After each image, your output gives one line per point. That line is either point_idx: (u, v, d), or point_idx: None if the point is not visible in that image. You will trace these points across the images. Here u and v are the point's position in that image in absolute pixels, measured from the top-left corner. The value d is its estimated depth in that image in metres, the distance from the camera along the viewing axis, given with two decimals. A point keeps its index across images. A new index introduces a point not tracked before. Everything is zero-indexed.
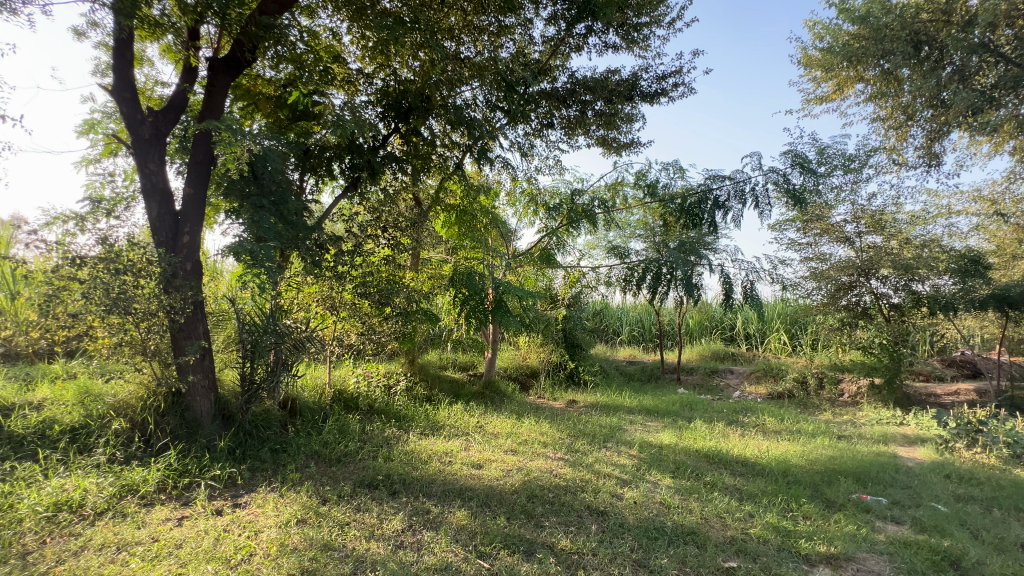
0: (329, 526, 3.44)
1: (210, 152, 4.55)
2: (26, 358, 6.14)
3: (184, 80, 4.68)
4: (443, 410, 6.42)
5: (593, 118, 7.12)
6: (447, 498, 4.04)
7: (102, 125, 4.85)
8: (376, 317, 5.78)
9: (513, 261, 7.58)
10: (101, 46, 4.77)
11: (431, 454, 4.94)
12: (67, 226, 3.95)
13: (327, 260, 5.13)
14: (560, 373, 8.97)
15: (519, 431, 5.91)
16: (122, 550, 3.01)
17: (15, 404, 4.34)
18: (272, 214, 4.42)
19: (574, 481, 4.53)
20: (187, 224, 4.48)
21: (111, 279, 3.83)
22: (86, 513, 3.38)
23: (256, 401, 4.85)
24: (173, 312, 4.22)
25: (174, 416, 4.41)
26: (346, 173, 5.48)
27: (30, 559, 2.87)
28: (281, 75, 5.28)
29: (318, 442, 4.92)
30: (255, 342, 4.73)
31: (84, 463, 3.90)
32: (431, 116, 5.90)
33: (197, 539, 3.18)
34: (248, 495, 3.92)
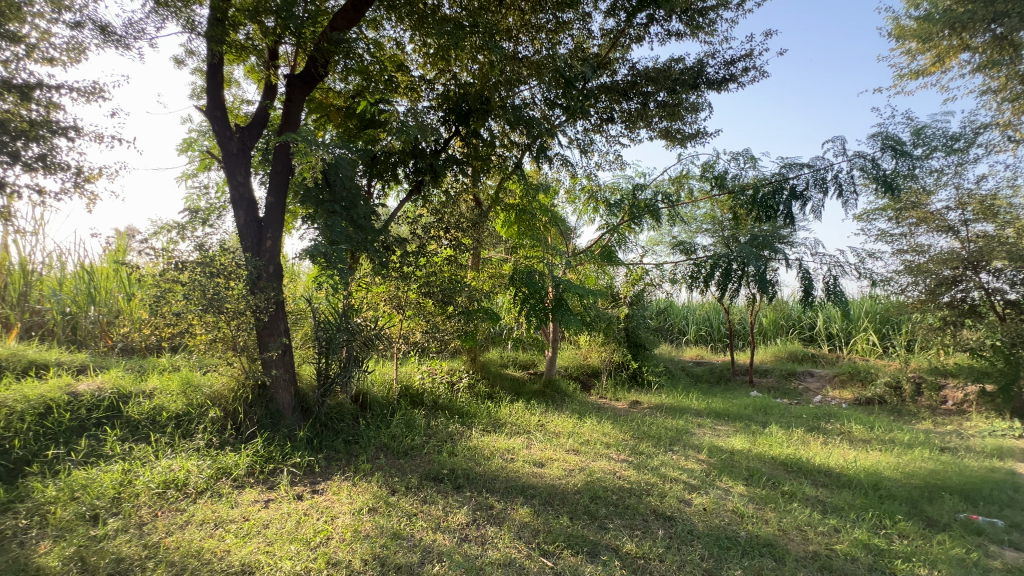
0: (398, 515, 3.59)
1: (288, 163, 4.91)
2: (140, 352, 6.94)
3: (266, 97, 5.06)
4: (504, 408, 6.49)
5: (656, 109, 6.87)
6: (509, 495, 4.08)
7: (198, 143, 5.38)
8: (439, 316, 5.93)
9: (574, 259, 7.53)
10: (197, 71, 5.30)
11: (494, 450, 5.01)
12: (171, 235, 4.42)
13: (393, 261, 5.37)
14: (623, 372, 8.77)
15: (580, 431, 5.86)
16: (219, 527, 3.33)
17: (131, 392, 4.91)
18: (343, 218, 4.70)
19: (639, 484, 4.41)
20: (269, 230, 4.85)
21: (206, 282, 4.23)
22: (189, 492, 3.77)
23: (330, 394, 5.18)
24: (258, 311, 4.59)
25: (260, 407, 4.82)
26: (410, 177, 5.70)
27: (145, 529, 3.24)
28: (350, 87, 5.59)
29: (387, 435, 5.16)
30: (330, 339, 5.07)
31: (187, 446, 4.34)
32: (491, 117, 5.96)
33: (282, 520, 3.45)
34: (325, 482, 4.18)
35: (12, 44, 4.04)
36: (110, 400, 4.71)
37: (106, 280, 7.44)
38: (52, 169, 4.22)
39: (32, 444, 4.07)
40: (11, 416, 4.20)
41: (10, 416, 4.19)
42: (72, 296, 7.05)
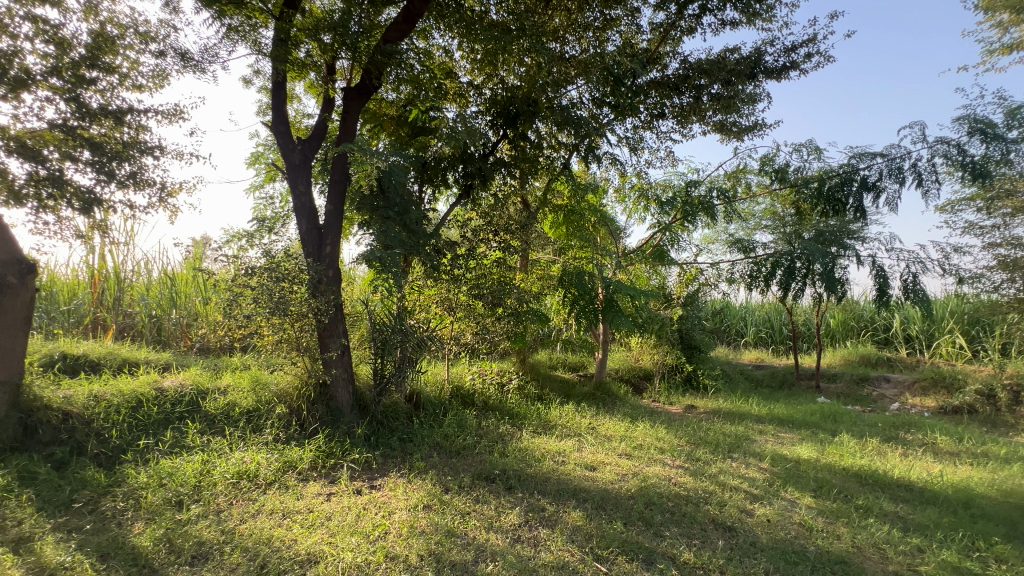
0: (452, 513, 3.67)
1: (345, 172, 5.15)
2: (215, 351, 7.50)
3: (324, 110, 5.33)
4: (554, 410, 6.46)
5: (709, 102, 6.62)
6: (561, 497, 4.06)
7: (264, 156, 5.75)
8: (489, 318, 6.00)
9: (624, 259, 7.39)
10: (262, 89, 5.67)
11: (545, 452, 5.00)
12: (241, 242, 4.75)
13: (444, 264, 5.49)
14: (677, 376, 8.49)
15: (633, 435, 5.72)
16: (286, 516, 3.54)
17: (209, 388, 5.32)
18: (397, 224, 4.88)
19: (696, 492, 4.25)
20: (328, 237, 5.11)
21: (273, 286, 4.51)
22: (259, 482, 4.03)
23: (386, 393, 5.36)
24: (319, 313, 4.84)
25: (322, 404, 5.07)
26: (460, 182, 5.81)
27: (223, 515, 3.50)
28: (401, 96, 5.77)
29: (440, 434, 5.27)
30: (385, 340, 5.24)
31: (257, 440, 4.64)
32: (538, 119, 5.94)
33: (343, 513, 3.61)
34: (382, 478, 4.34)
35: (107, 74, 4.50)
36: (190, 396, 5.13)
37: (186, 285, 8.06)
38: (140, 185, 4.66)
39: (127, 434, 4.50)
40: (109, 408, 4.67)
41: (109, 409, 4.66)
42: (157, 300, 7.73)
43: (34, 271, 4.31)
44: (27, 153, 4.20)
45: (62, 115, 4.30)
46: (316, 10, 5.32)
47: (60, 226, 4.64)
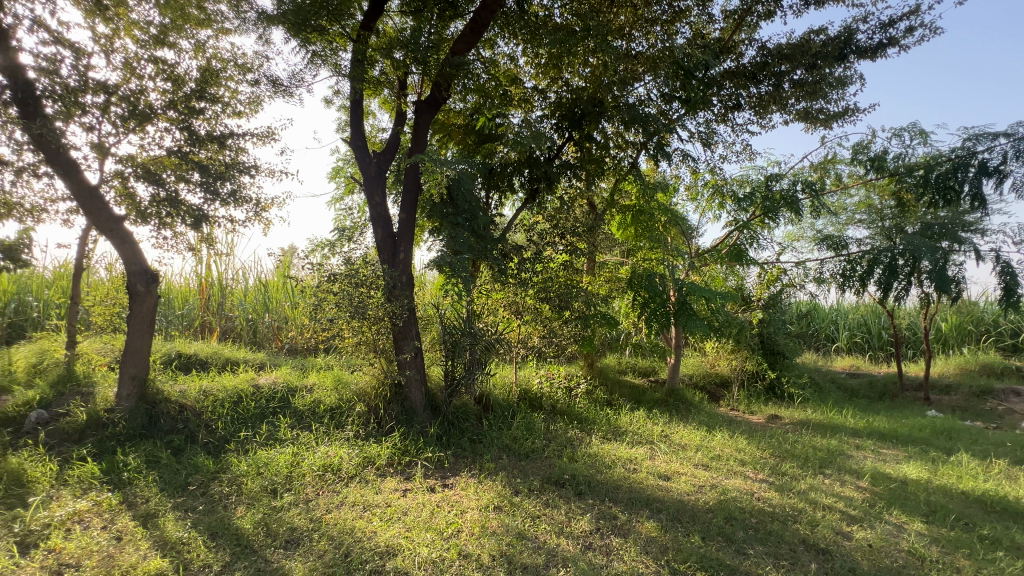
0: (522, 516, 3.69)
1: (417, 182, 5.37)
2: (302, 352, 8.10)
3: (397, 123, 5.59)
4: (624, 416, 6.28)
5: (792, 89, 6.16)
6: (633, 506, 3.94)
7: (343, 170, 6.16)
8: (556, 321, 5.97)
9: (697, 260, 7.07)
10: (342, 108, 6.08)
11: (616, 459, 4.89)
12: (324, 251, 5.12)
13: (511, 268, 5.56)
14: (758, 383, 7.92)
15: (710, 445, 5.43)
16: (367, 509, 3.75)
17: (297, 386, 5.77)
18: (466, 230, 5.03)
19: (783, 509, 3.94)
20: (402, 244, 5.36)
21: (352, 291, 4.81)
22: (343, 475, 4.30)
23: (456, 394, 5.50)
24: (395, 317, 5.08)
25: (397, 404, 5.31)
26: (526, 186, 5.86)
27: (311, 505, 3.77)
28: (468, 105, 5.93)
29: (509, 436, 5.32)
30: (455, 343, 5.39)
31: (340, 435, 4.96)
32: (604, 119, 5.88)
33: (418, 509, 3.75)
34: (454, 477, 4.46)
35: (212, 103, 5.03)
36: (282, 393, 5.59)
37: (277, 291, 8.78)
38: (239, 202, 5.18)
39: (230, 426, 4.99)
40: (216, 402, 5.20)
41: (215, 403, 5.19)
42: (253, 305, 8.52)
43: (157, 279, 4.91)
44: (150, 178, 4.83)
45: (177, 143, 4.90)
46: (389, 30, 5.64)
47: (176, 240, 5.27)
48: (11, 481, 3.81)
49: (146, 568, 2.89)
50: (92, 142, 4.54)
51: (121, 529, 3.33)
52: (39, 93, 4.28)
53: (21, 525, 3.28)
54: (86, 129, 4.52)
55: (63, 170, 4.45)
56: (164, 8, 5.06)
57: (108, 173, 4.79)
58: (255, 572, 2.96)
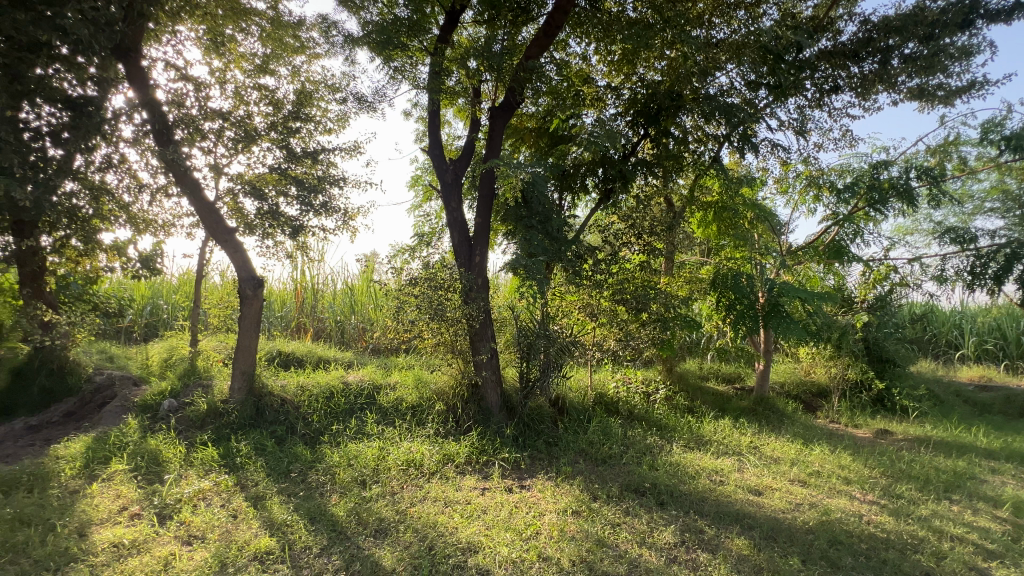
0: (601, 522, 3.61)
1: (492, 187, 5.49)
2: (384, 352, 8.59)
3: (472, 130, 5.73)
4: (708, 424, 5.94)
5: (902, 65, 5.51)
6: (721, 521, 3.72)
7: (421, 179, 6.44)
8: (633, 323, 5.80)
9: (789, 259, 6.52)
10: (420, 119, 6.39)
11: (700, 469, 4.64)
12: (405, 256, 5.39)
13: (586, 270, 5.51)
14: (863, 394, 7.17)
15: (808, 459, 4.98)
16: (448, 505, 3.87)
17: (382, 383, 6.11)
18: (539, 232, 5.08)
19: (899, 536, 3.51)
20: (478, 248, 5.49)
21: (432, 294, 5.02)
22: (425, 471, 4.48)
23: (532, 396, 5.52)
24: (471, 319, 5.22)
25: (474, 404, 5.42)
26: (599, 186, 5.75)
27: (397, 497, 3.97)
28: (540, 109, 5.95)
29: (585, 441, 5.24)
30: (530, 344, 5.40)
31: (421, 432, 5.16)
32: (683, 112, 5.66)
33: (497, 509, 3.81)
34: (531, 479, 4.48)
35: (306, 122, 5.50)
36: (368, 390, 5.95)
37: (361, 295, 9.37)
38: (330, 212, 5.61)
39: (324, 419, 5.39)
40: (311, 397, 5.65)
41: (311, 398, 5.64)
42: (341, 307, 9.19)
43: (262, 284, 5.45)
44: (255, 193, 5.35)
45: (278, 160, 5.42)
46: (464, 41, 5.86)
47: (277, 249, 5.81)
48: (151, 459, 4.41)
49: (257, 545, 3.20)
50: (210, 163, 5.16)
51: (236, 508, 3.72)
52: (171, 124, 4.95)
53: (159, 499, 3.77)
54: (205, 152, 5.14)
55: (188, 190, 5.09)
56: (266, 40, 5.67)
57: (222, 190, 5.40)
58: (349, 558, 3.16)
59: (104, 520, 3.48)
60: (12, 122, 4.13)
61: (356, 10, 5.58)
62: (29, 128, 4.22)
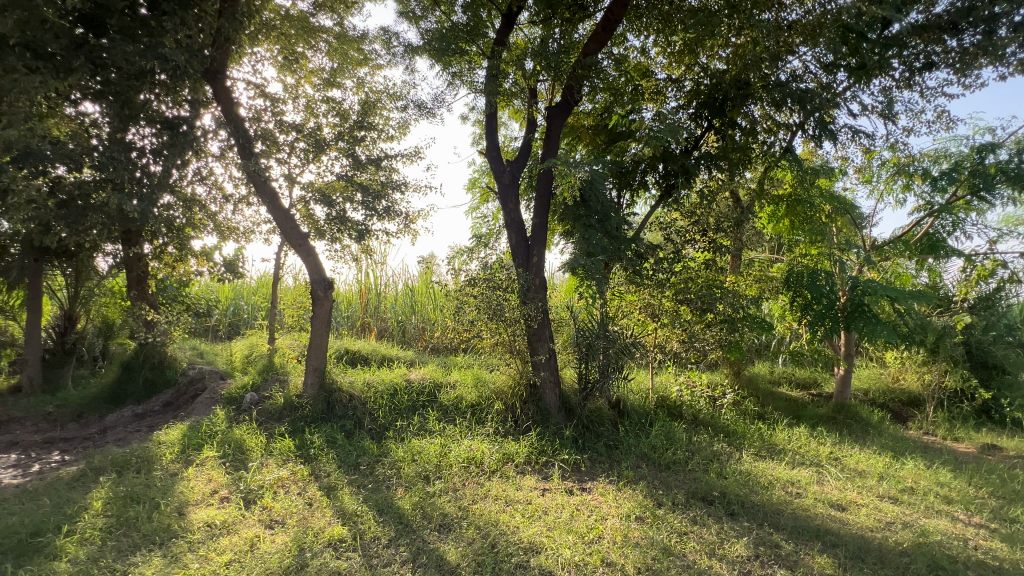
0: (667, 530, 3.49)
1: (549, 187, 5.46)
2: (444, 351, 8.81)
3: (528, 130, 5.74)
4: (781, 432, 5.58)
5: (1011, 35, 4.87)
6: (799, 536, 3.48)
7: (479, 181, 6.55)
8: (698, 324, 5.57)
9: (874, 254, 5.99)
10: (477, 122, 6.50)
11: (774, 480, 4.37)
12: (464, 257, 5.49)
13: (647, 269, 5.37)
14: (965, 404, 6.43)
15: (899, 474, 4.54)
16: (509, 504, 3.90)
17: (442, 381, 6.25)
18: (598, 231, 5.02)
19: (1014, 566, 3.13)
20: (536, 248, 5.49)
21: (491, 294, 5.08)
22: (486, 469, 4.53)
23: (591, 398, 5.42)
24: (529, 319, 5.25)
25: (532, 404, 5.41)
26: (660, 183, 5.62)
27: (459, 493, 4.05)
28: (598, 106, 5.91)
29: (647, 445, 5.08)
30: (590, 345, 5.31)
31: (481, 431, 5.23)
32: (751, 102, 5.38)
33: (558, 510, 3.79)
34: (592, 482, 4.41)
35: (370, 130, 5.76)
36: (429, 388, 6.11)
37: (421, 296, 9.68)
38: (392, 216, 5.85)
39: (389, 415, 5.60)
40: (376, 394, 5.88)
41: (376, 394, 5.87)
42: (403, 308, 9.54)
43: (331, 286, 5.76)
44: (324, 200, 5.68)
45: (345, 168, 5.72)
46: (520, 42, 5.92)
47: (344, 252, 6.12)
48: (237, 447, 4.79)
49: (331, 532, 3.39)
50: (285, 173, 5.54)
51: (312, 496, 3.96)
52: (252, 138, 5.35)
53: (244, 484, 4.09)
54: (281, 164, 5.53)
55: (267, 199, 5.49)
56: (333, 55, 6.00)
57: (296, 198, 5.77)
58: (415, 550, 3.26)
59: (199, 501, 3.82)
60: (122, 144, 4.67)
61: (415, 20, 5.79)
62: (136, 147, 4.74)
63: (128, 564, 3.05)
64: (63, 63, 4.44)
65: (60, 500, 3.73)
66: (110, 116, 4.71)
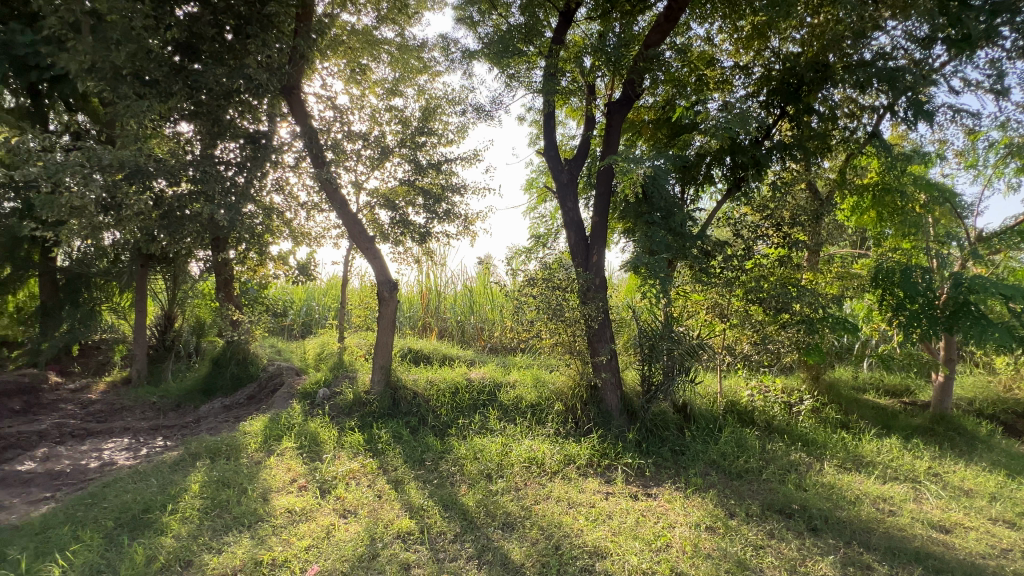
0: (741, 542, 3.31)
1: (609, 184, 5.35)
2: (502, 350, 8.91)
3: (587, 128, 5.64)
4: (870, 442, 5.12)
5: None
6: (894, 558, 3.18)
7: (537, 181, 6.55)
8: (772, 325, 5.23)
9: (980, 248, 5.36)
10: (534, 122, 6.52)
11: (862, 495, 4.01)
12: (522, 258, 5.52)
13: (715, 267, 5.12)
14: None
15: (1015, 496, 4.02)
16: (572, 506, 3.86)
17: (502, 381, 6.30)
18: (662, 228, 4.86)
19: None
20: (595, 247, 5.41)
21: (550, 295, 5.06)
22: (547, 470, 4.51)
23: (655, 401, 5.23)
24: (590, 320, 5.19)
25: (593, 406, 5.32)
26: (728, 176, 5.34)
27: (522, 493, 4.07)
28: (659, 99, 5.73)
29: (716, 452, 4.84)
30: (653, 346, 5.13)
31: (541, 431, 5.20)
32: (830, 85, 5.04)
33: (623, 515, 3.70)
34: (658, 488, 4.28)
35: (430, 136, 5.93)
36: (489, 387, 6.18)
37: (479, 296, 9.85)
38: (452, 218, 6.02)
39: (451, 412, 5.73)
40: (439, 391, 6.03)
41: (438, 392, 6.02)
42: (461, 308, 9.76)
43: (396, 287, 6.00)
44: (389, 205, 5.92)
45: (407, 173, 5.90)
46: (576, 39, 5.86)
47: (408, 254, 6.34)
48: (312, 439, 5.10)
49: (400, 525, 3.51)
50: (353, 180, 5.82)
51: (381, 489, 4.13)
52: (324, 148, 5.68)
53: (320, 474, 4.35)
54: (349, 171, 5.82)
55: (336, 206, 5.80)
56: (395, 65, 6.25)
57: (362, 204, 6.05)
58: (481, 547, 3.31)
59: (280, 489, 4.10)
60: (211, 158, 5.12)
61: (473, 25, 5.89)
62: (222, 161, 5.18)
63: (222, 543, 3.33)
64: (164, 87, 4.90)
65: (164, 481, 4.14)
66: (201, 133, 5.15)
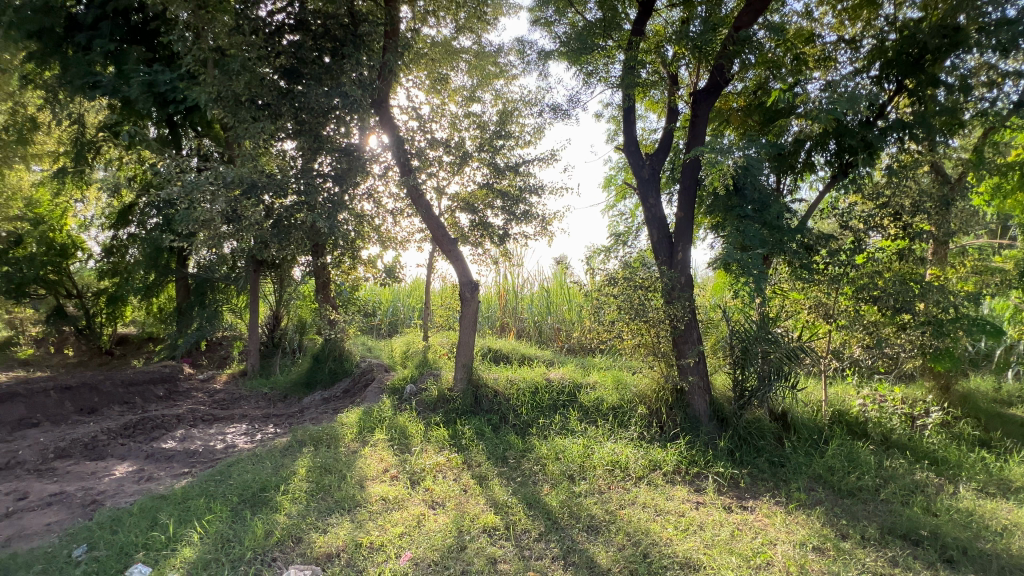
0: (857, 568, 2.99)
1: (695, 177, 5.09)
2: (580, 351, 8.80)
3: (670, 120, 5.40)
4: (1019, 466, 4.40)
5: None
6: None
7: (615, 178, 6.42)
8: (890, 327, 4.72)
9: None
10: (613, 119, 6.43)
11: (1010, 525, 3.45)
12: (602, 256, 5.41)
13: (819, 263, 4.66)
14: None
15: None
16: (660, 513, 3.72)
17: (582, 382, 6.20)
18: (756, 222, 4.52)
19: None
20: (680, 244, 5.17)
21: (633, 294, 4.90)
22: (632, 474, 4.39)
23: (749, 407, 4.86)
24: (675, 320, 4.99)
25: (680, 410, 5.06)
26: (833, 163, 4.83)
27: (606, 496, 3.99)
28: (749, 84, 5.37)
29: (823, 465, 4.40)
30: (746, 349, 4.76)
31: (624, 435, 5.05)
32: (961, 51, 4.40)
33: (716, 527, 3.49)
34: (754, 501, 3.99)
35: (508, 139, 6.02)
36: (569, 388, 6.10)
37: (557, 296, 9.83)
38: (530, 219, 6.08)
39: (531, 412, 5.75)
40: (519, 391, 6.06)
41: (519, 391, 6.06)
42: (539, 308, 9.79)
43: (477, 287, 6.17)
44: (469, 208, 6.11)
45: (486, 177, 6.04)
46: (659, 28, 5.69)
47: (487, 255, 6.49)
48: (401, 432, 5.39)
49: (485, 520, 3.60)
50: (435, 186, 6.07)
51: (466, 483, 4.27)
52: (410, 157, 5.99)
53: (410, 466, 4.58)
54: (432, 178, 6.08)
55: (421, 211, 6.10)
56: (472, 71, 6.43)
57: (445, 208, 6.29)
58: (566, 548, 3.30)
59: (374, 477, 4.39)
60: (309, 172, 5.54)
61: (549, 25, 5.90)
62: (320, 174, 5.60)
63: (327, 523, 3.64)
64: (274, 110, 5.47)
65: (276, 464, 4.61)
66: (303, 149, 5.54)
